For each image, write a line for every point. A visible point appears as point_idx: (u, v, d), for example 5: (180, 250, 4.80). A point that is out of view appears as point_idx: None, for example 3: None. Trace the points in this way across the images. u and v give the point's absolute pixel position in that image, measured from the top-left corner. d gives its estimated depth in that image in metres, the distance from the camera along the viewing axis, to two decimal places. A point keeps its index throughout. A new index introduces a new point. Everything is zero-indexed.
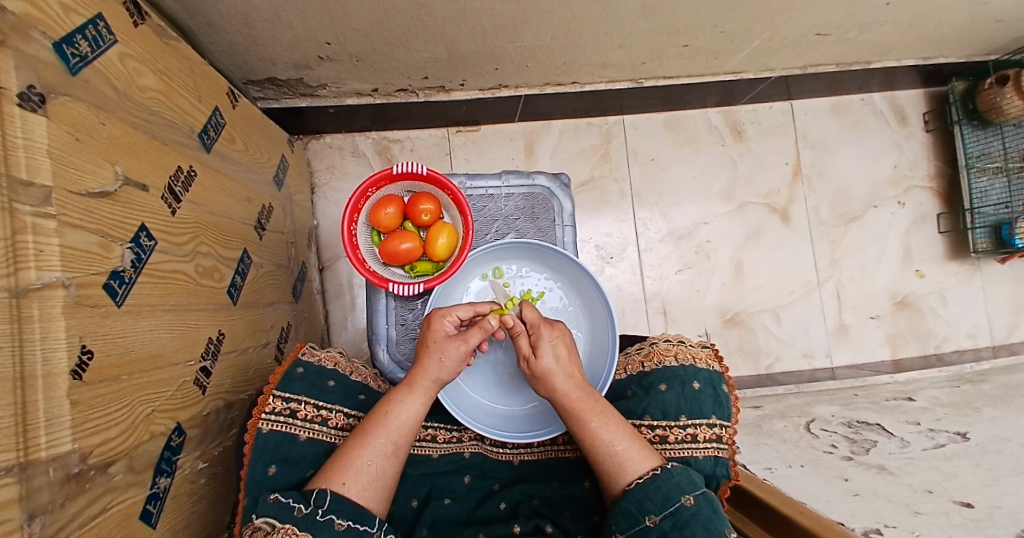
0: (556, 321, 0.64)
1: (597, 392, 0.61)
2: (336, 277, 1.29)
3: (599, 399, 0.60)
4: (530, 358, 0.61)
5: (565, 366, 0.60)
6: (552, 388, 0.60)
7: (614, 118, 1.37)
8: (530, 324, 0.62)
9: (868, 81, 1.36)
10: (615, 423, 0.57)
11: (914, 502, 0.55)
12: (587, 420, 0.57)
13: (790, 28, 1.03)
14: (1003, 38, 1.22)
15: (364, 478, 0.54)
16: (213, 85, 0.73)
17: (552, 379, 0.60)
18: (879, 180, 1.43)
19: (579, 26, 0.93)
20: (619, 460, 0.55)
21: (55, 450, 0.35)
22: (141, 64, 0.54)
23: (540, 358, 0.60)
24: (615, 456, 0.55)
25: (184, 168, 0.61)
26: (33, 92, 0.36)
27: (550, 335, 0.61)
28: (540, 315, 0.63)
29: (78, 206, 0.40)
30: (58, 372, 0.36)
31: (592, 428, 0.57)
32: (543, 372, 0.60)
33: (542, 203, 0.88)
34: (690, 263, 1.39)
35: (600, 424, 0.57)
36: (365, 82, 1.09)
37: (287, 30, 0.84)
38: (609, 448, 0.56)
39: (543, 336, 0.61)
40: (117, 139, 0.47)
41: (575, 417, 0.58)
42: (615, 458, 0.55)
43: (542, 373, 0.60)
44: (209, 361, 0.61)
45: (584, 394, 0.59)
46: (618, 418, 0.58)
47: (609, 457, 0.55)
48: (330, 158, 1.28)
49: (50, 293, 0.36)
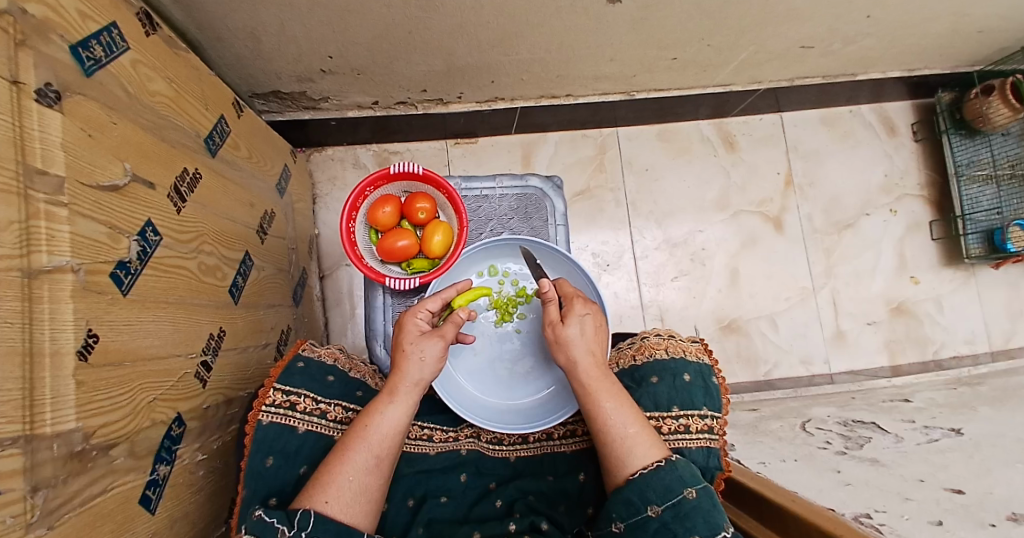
0: (589, 299, 0.65)
1: (612, 374, 0.61)
2: (336, 285, 1.31)
3: (615, 381, 0.60)
4: (557, 325, 0.61)
5: (589, 342, 0.61)
6: (572, 363, 0.60)
7: (609, 130, 1.41)
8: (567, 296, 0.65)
9: (855, 93, 1.40)
10: (627, 407, 0.57)
11: (906, 490, 0.55)
12: (600, 400, 0.57)
13: (774, 41, 1.07)
14: (983, 49, 1.26)
15: (347, 495, 0.53)
16: (220, 95, 0.77)
17: (572, 353, 0.60)
18: (870, 188, 1.46)
19: (571, 40, 0.97)
20: (627, 444, 0.55)
21: (60, 427, 0.36)
22: (151, 70, 0.57)
23: (566, 330, 0.61)
24: (624, 440, 0.55)
25: (190, 170, 0.63)
26: (50, 89, 0.39)
27: (579, 311, 0.62)
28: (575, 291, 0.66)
29: (89, 198, 0.42)
30: (65, 351, 0.37)
31: (606, 409, 0.57)
32: (567, 342, 0.60)
33: (535, 203, 0.90)
34: (686, 270, 1.41)
35: (613, 405, 0.57)
36: (366, 94, 1.13)
37: (292, 43, 0.88)
38: (620, 431, 0.56)
39: (574, 312, 0.62)
40: (127, 139, 0.50)
41: (589, 395, 0.58)
42: (623, 442, 0.55)
43: (564, 344, 0.60)
44: (210, 356, 0.62)
45: (602, 375, 0.59)
46: (631, 404, 0.58)
47: (617, 442, 0.55)
48: (332, 169, 1.31)
49: (59, 277, 0.37)
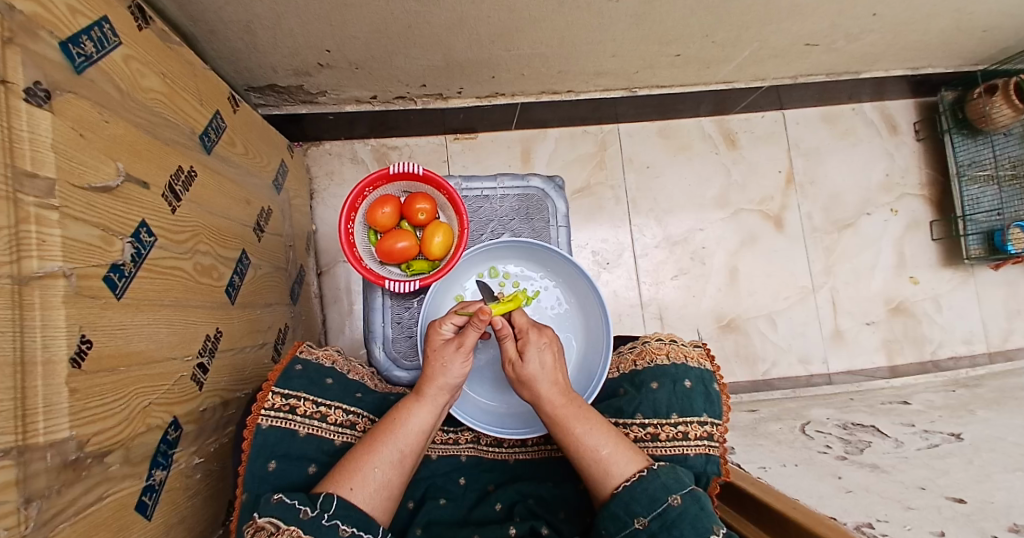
0: (546, 326, 0.65)
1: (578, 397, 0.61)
2: (334, 282, 1.29)
3: (582, 405, 0.60)
4: (516, 362, 0.61)
5: (551, 371, 0.60)
6: (538, 393, 0.60)
7: (609, 126, 1.39)
8: (519, 328, 0.63)
9: (858, 91, 1.39)
10: (597, 428, 0.57)
11: (907, 498, 0.55)
12: (569, 426, 0.57)
13: (779, 37, 1.06)
14: (987, 49, 1.25)
15: (370, 486, 0.54)
16: (215, 90, 0.75)
17: (536, 385, 0.60)
18: (870, 187, 1.45)
19: (573, 35, 0.96)
20: (605, 465, 0.55)
21: (53, 436, 0.35)
22: (144, 66, 0.55)
23: (527, 362, 0.60)
24: (601, 461, 0.55)
25: (186, 168, 0.62)
26: (39, 88, 0.37)
27: (537, 340, 0.62)
28: (530, 320, 0.64)
29: (80, 200, 0.41)
30: (58, 359, 0.36)
31: (577, 433, 0.57)
32: (527, 376, 0.60)
33: (536, 204, 0.89)
34: (686, 269, 1.40)
35: (583, 429, 0.57)
36: (364, 89, 1.11)
37: (288, 37, 0.86)
38: (595, 454, 0.55)
39: (531, 342, 0.61)
40: (120, 137, 0.48)
41: (557, 422, 0.58)
42: (600, 463, 0.55)
43: (527, 378, 0.60)
44: (206, 358, 0.61)
45: (568, 401, 0.59)
46: (603, 424, 0.58)
47: (594, 463, 0.55)
48: (329, 164, 1.30)
49: (51, 282, 0.36)
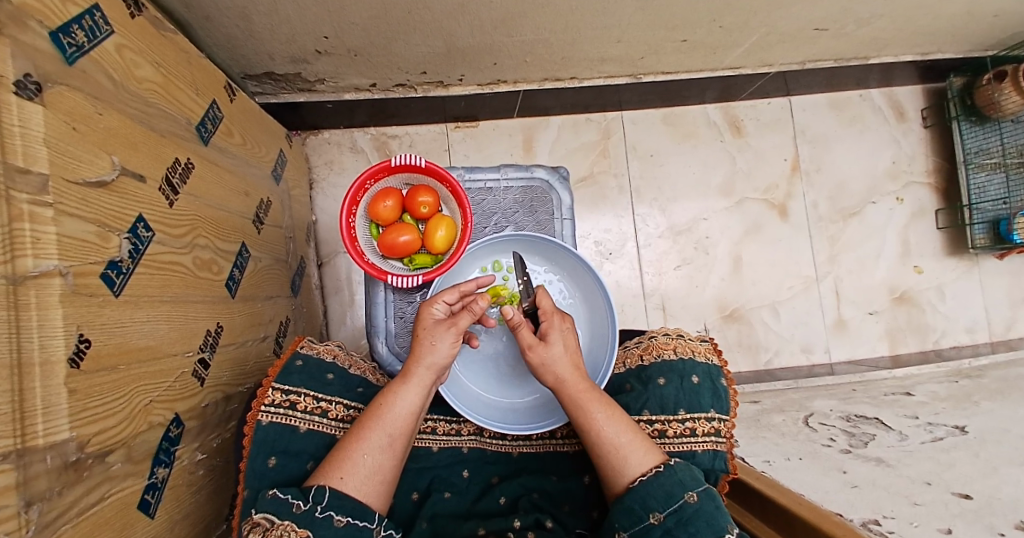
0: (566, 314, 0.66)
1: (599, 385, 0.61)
2: (334, 272, 1.29)
3: (603, 393, 0.60)
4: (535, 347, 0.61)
5: (571, 357, 0.61)
6: (557, 378, 0.60)
7: (613, 114, 1.37)
8: (541, 311, 0.64)
9: (867, 77, 1.36)
10: (618, 416, 0.57)
11: (913, 493, 0.55)
12: (591, 412, 0.57)
13: (787, 22, 1.03)
14: (1001, 33, 1.22)
15: (361, 472, 0.53)
16: (211, 79, 0.73)
17: (555, 369, 0.60)
18: (877, 175, 1.43)
19: (576, 20, 0.93)
20: (622, 454, 0.55)
21: (53, 438, 0.35)
22: (138, 55, 0.53)
23: (549, 346, 0.61)
24: (619, 449, 0.55)
25: (182, 160, 0.60)
26: (30, 80, 0.36)
27: (560, 325, 0.63)
28: (552, 305, 0.65)
29: (75, 195, 0.40)
30: (56, 360, 0.35)
31: (596, 420, 0.57)
32: (550, 358, 0.60)
33: (540, 196, 0.88)
34: (689, 258, 1.39)
35: (605, 416, 0.57)
36: (363, 76, 1.09)
37: (285, 23, 0.84)
38: (614, 441, 0.55)
39: (554, 326, 0.62)
40: (114, 130, 0.47)
41: (579, 409, 0.58)
42: (618, 452, 0.55)
43: (546, 362, 0.60)
44: (207, 353, 0.61)
45: (591, 387, 0.59)
46: (621, 412, 0.58)
47: (613, 450, 0.55)
48: (329, 153, 1.28)
49: (47, 281, 0.35)
